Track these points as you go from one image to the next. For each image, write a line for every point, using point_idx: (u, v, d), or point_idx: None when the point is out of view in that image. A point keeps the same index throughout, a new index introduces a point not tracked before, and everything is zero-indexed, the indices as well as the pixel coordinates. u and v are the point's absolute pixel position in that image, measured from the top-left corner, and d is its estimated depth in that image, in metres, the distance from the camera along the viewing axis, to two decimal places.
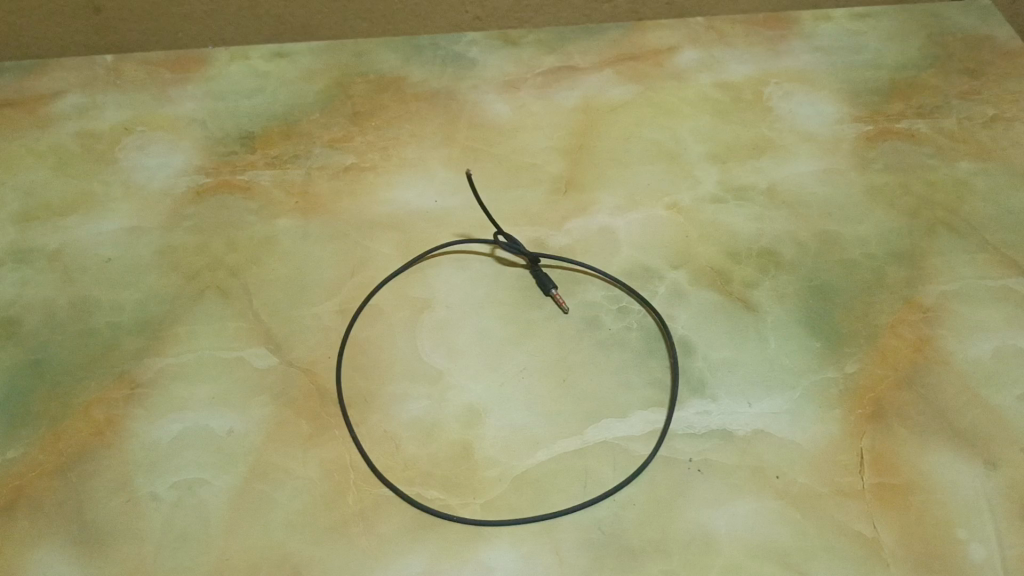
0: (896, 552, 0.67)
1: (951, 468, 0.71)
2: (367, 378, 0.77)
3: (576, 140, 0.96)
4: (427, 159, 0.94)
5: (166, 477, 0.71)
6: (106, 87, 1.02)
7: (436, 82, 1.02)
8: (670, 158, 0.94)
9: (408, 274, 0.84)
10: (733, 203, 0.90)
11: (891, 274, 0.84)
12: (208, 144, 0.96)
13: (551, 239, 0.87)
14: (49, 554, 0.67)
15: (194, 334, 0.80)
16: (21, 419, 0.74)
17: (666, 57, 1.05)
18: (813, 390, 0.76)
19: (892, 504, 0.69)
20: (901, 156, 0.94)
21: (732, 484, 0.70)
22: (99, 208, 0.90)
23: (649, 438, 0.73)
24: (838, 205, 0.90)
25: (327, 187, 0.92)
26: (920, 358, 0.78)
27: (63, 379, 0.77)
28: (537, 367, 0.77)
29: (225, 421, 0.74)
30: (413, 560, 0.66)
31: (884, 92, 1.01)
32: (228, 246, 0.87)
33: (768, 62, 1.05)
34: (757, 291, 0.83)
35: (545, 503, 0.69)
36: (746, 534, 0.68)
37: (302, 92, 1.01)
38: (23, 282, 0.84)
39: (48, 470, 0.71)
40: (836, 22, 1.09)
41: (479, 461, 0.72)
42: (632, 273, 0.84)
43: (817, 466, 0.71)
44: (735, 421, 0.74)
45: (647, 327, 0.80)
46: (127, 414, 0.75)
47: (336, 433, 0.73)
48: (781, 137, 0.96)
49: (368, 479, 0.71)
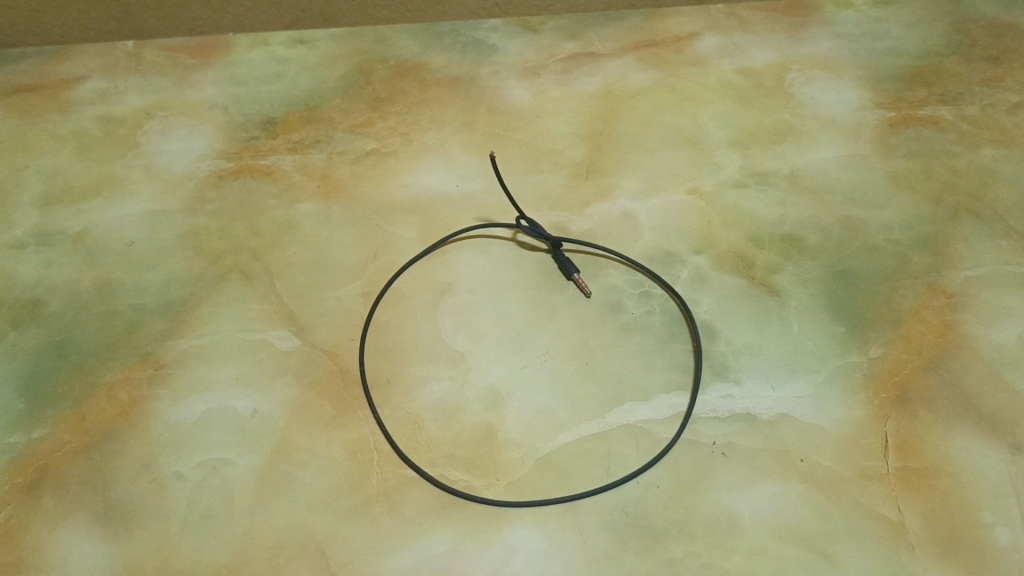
0: (922, 535, 0.67)
1: (977, 452, 0.71)
2: (389, 360, 0.77)
3: (597, 125, 0.96)
4: (448, 145, 0.94)
5: (190, 457, 0.71)
6: (127, 72, 1.02)
7: (457, 68, 1.02)
8: (691, 144, 0.94)
9: (430, 258, 0.84)
10: (755, 188, 0.90)
11: (915, 259, 0.84)
12: (230, 128, 0.96)
13: (573, 223, 0.87)
14: (75, 532, 0.67)
15: (217, 316, 0.80)
16: (45, 399, 0.74)
17: (687, 43, 1.05)
18: (837, 375, 0.75)
19: (916, 487, 0.69)
20: (924, 143, 0.94)
21: (755, 468, 0.70)
22: (121, 192, 0.91)
23: (673, 421, 0.73)
24: (861, 190, 0.89)
25: (348, 171, 0.92)
26: (944, 343, 0.77)
27: (87, 360, 0.77)
28: (559, 350, 0.77)
29: (248, 402, 0.74)
30: (437, 540, 0.67)
31: (907, 78, 1.00)
32: (250, 230, 0.87)
33: (789, 48, 1.04)
34: (780, 276, 0.83)
35: (568, 485, 0.69)
36: (770, 516, 0.68)
37: (323, 77, 1.02)
38: (46, 264, 0.85)
39: (74, 450, 0.72)
40: (858, 9, 1.09)
41: (502, 443, 0.72)
42: (654, 257, 0.84)
43: (841, 449, 0.71)
44: (759, 404, 0.74)
45: (669, 311, 0.80)
46: (151, 394, 0.75)
47: (359, 414, 0.73)
48: (803, 124, 0.96)
49: (392, 460, 0.71)
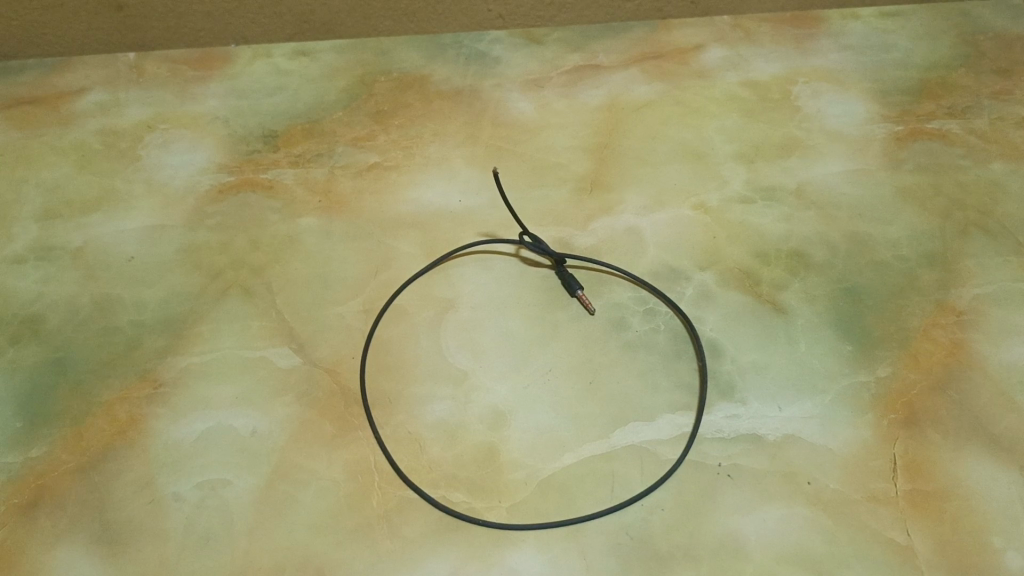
0: (931, 560, 0.65)
1: (988, 475, 0.70)
2: (390, 378, 0.76)
3: (601, 138, 0.95)
4: (451, 158, 0.93)
5: (189, 477, 0.70)
6: (128, 84, 1.02)
7: (459, 81, 1.01)
8: (696, 158, 0.93)
9: (432, 274, 0.83)
10: (761, 203, 0.89)
11: (923, 276, 0.83)
12: (231, 141, 0.95)
13: (576, 239, 0.86)
14: (72, 553, 0.66)
15: (217, 333, 0.79)
16: (43, 417, 0.74)
17: (692, 55, 1.04)
18: (844, 395, 0.74)
19: (926, 510, 0.68)
20: (932, 157, 0.93)
21: (762, 490, 0.69)
22: (121, 206, 0.90)
23: (678, 442, 0.72)
24: (868, 205, 0.88)
25: (351, 186, 0.91)
26: (953, 362, 0.76)
27: (87, 377, 0.76)
28: (563, 369, 0.76)
29: (249, 421, 0.73)
30: (439, 563, 0.65)
31: (915, 91, 0.99)
32: (250, 245, 0.86)
33: (795, 60, 1.03)
34: (786, 293, 0.81)
35: (572, 507, 0.68)
36: (777, 540, 0.66)
37: (325, 89, 1.01)
38: (46, 279, 0.84)
39: (71, 469, 0.71)
40: (864, 21, 1.08)
41: (504, 464, 0.71)
42: (658, 274, 0.83)
43: (849, 471, 0.70)
44: (765, 425, 0.73)
45: (674, 329, 0.79)
46: (149, 413, 0.74)
47: (360, 434, 0.73)
48: (809, 137, 0.95)
49: (393, 481, 0.70)
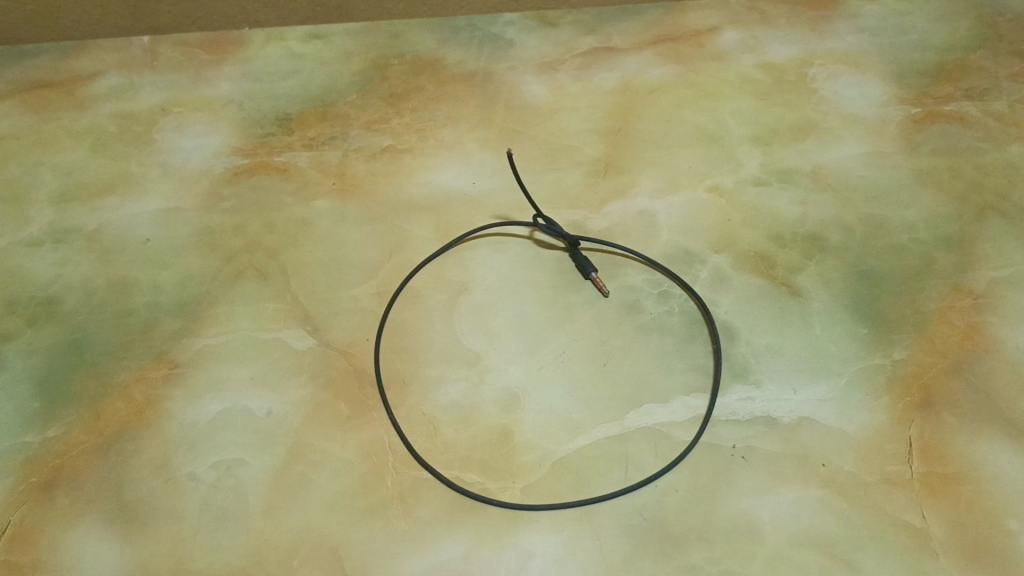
0: (946, 543, 0.65)
1: (1005, 458, 0.69)
2: (405, 361, 0.76)
3: (615, 121, 0.95)
4: (465, 141, 0.93)
5: (204, 458, 0.71)
6: (143, 68, 1.02)
7: (473, 64, 1.01)
8: (711, 141, 0.93)
9: (446, 256, 0.83)
10: (776, 186, 0.88)
11: (940, 260, 0.82)
12: (245, 125, 0.95)
13: (590, 222, 0.85)
14: (90, 532, 0.67)
15: (232, 315, 0.80)
16: (60, 398, 0.74)
17: (707, 38, 1.03)
18: (859, 378, 0.74)
19: (941, 493, 0.68)
20: (949, 140, 0.92)
21: (777, 473, 0.69)
22: (136, 190, 0.90)
23: (692, 424, 0.72)
24: (884, 188, 0.88)
25: (364, 169, 0.91)
26: (970, 346, 0.76)
27: (103, 358, 0.77)
28: (577, 351, 0.76)
29: (264, 403, 0.74)
30: (453, 544, 0.66)
31: (932, 74, 0.98)
32: (265, 227, 0.86)
33: (812, 42, 1.02)
34: (802, 276, 0.81)
35: (586, 489, 0.68)
36: (791, 523, 0.66)
37: (338, 73, 1.01)
38: (61, 262, 0.84)
39: (88, 449, 0.71)
40: (882, 2, 1.07)
41: (518, 445, 0.71)
42: (673, 257, 0.83)
43: (864, 454, 0.70)
44: (780, 408, 0.72)
45: (689, 312, 0.79)
46: (165, 394, 0.74)
47: (374, 415, 0.73)
48: (826, 120, 0.94)
49: (407, 462, 0.70)
